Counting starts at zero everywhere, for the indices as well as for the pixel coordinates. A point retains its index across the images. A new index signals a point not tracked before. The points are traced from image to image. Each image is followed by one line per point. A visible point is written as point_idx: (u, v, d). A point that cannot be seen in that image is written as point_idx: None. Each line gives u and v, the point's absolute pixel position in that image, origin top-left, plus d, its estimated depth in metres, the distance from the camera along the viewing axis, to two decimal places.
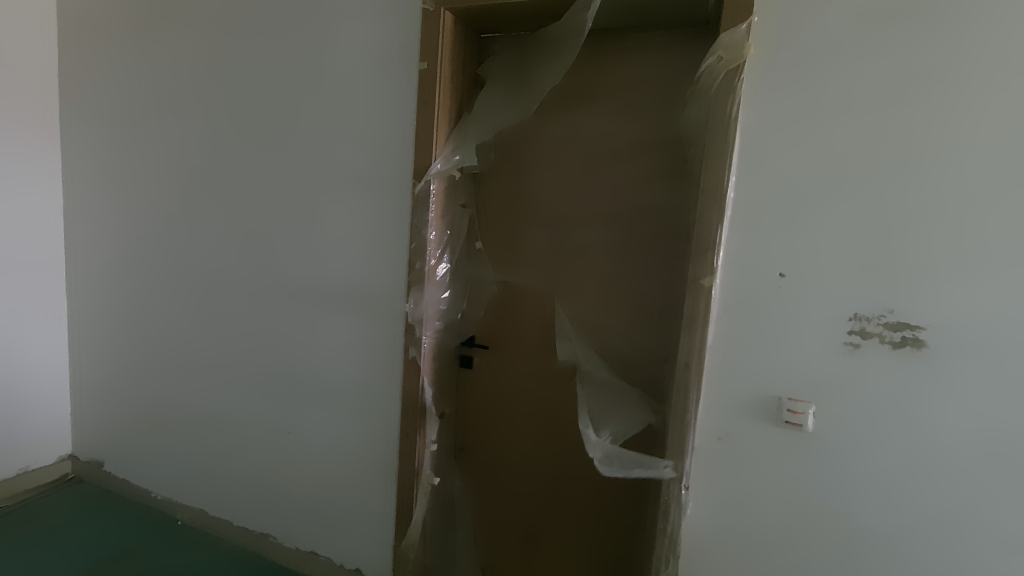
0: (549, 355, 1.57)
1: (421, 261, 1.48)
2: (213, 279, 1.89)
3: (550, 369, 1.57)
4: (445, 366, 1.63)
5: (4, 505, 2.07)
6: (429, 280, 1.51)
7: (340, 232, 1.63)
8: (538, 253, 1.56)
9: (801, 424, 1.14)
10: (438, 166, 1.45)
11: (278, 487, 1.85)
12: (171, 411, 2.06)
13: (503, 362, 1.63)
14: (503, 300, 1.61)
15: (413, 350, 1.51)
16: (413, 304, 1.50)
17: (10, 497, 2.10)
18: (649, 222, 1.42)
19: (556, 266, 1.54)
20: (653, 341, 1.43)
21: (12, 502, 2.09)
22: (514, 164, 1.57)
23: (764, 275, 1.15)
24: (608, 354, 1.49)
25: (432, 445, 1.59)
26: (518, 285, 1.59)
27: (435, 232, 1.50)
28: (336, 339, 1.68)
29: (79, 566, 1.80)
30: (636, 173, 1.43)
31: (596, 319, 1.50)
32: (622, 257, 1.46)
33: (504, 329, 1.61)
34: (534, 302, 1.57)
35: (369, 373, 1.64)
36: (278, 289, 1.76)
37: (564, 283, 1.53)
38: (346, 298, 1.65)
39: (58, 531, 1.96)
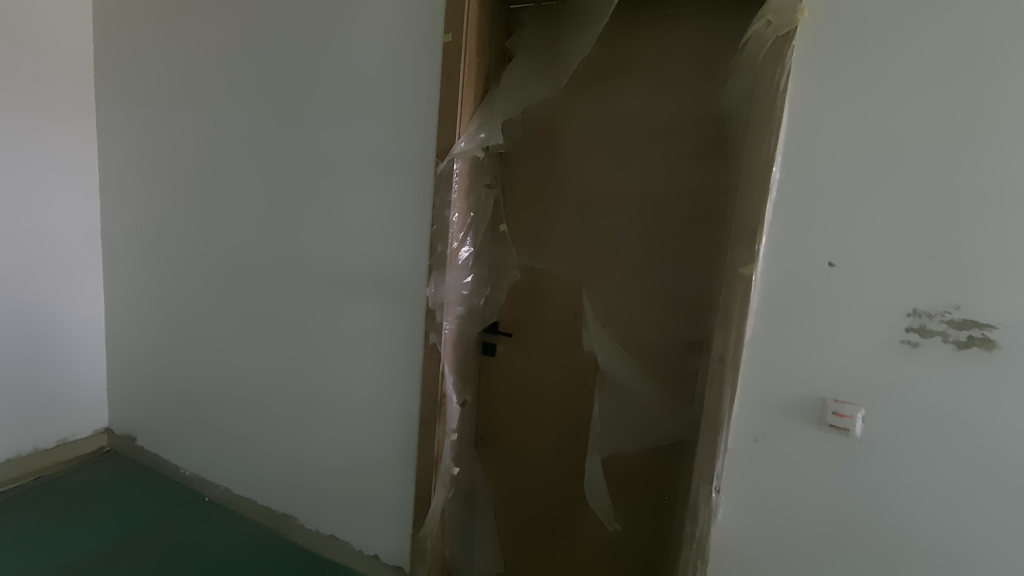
0: (573, 345, 1.50)
1: (443, 243, 1.43)
2: (239, 258, 1.88)
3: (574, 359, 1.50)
4: (468, 353, 1.57)
5: (45, 474, 2.14)
6: (451, 263, 1.45)
7: (364, 213, 1.59)
8: (562, 238, 1.49)
9: (848, 428, 1.04)
10: (461, 145, 1.39)
11: (300, 469, 1.84)
12: (199, 389, 2.08)
13: (526, 349, 1.57)
14: (528, 287, 1.54)
15: (435, 335, 1.46)
16: (434, 287, 1.45)
17: (50, 467, 2.17)
18: (683, 207, 1.33)
19: (582, 253, 1.46)
20: (687, 334, 1.34)
21: (53, 473, 2.16)
22: (542, 145, 1.49)
23: (811, 264, 1.05)
24: (636, 348, 1.41)
25: (453, 434, 1.55)
26: (543, 271, 1.52)
27: (458, 213, 1.43)
28: (359, 323, 1.65)
29: (111, 536, 1.85)
30: (669, 154, 1.34)
31: (624, 308, 1.42)
32: (652, 244, 1.37)
33: (527, 315, 1.55)
34: (558, 289, 1.50)
35: (390, 358, 1.61)
36: (302, 270, 1.74)
37: (590, 271, 1.46)
38: (369, 280, 1.62)
39: (93, 503, 2.02)
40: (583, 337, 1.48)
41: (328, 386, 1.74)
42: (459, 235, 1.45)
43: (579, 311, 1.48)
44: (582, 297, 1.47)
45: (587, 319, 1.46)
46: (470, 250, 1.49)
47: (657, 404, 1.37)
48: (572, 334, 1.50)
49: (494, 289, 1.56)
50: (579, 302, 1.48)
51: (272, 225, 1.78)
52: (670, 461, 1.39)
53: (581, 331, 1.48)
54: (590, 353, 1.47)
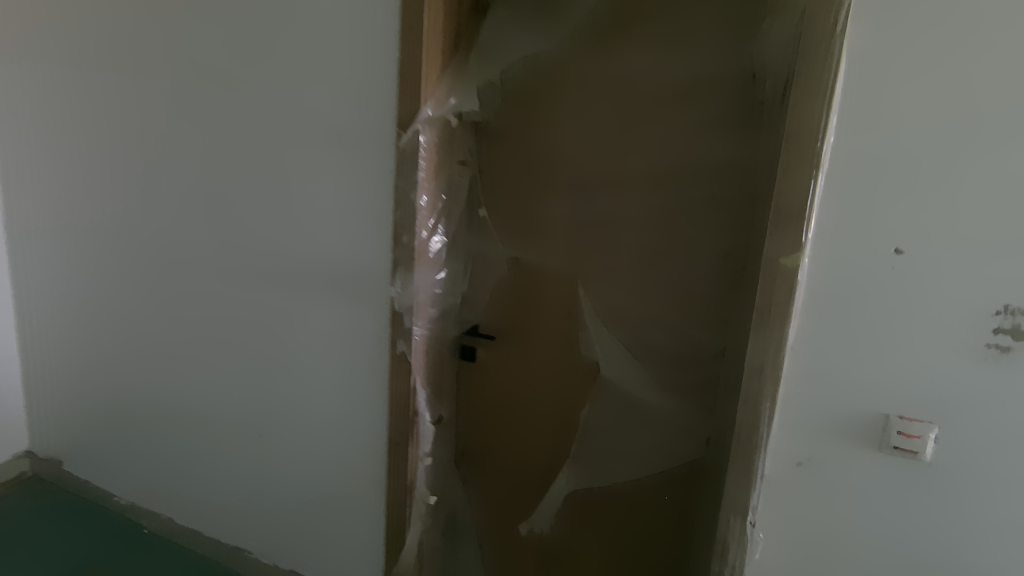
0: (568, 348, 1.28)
1: (410, 234, 1.18)
2: (164, 251, 1.58)
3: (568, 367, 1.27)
4: (443, 361, 1.34)
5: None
6: (421, 258, 1.21)
7: (313, 197, 1.32)
8: (553, 223, 1.25)
9: (917, 451, 0.85)
10: (428, 112, 1.14)
11: (252, 498, 1.59)
12: (127, 406, 1.78)
13: (513, 355, 1.34)
14: (514, 282, 1.31)
15: (403, 342, 1.23)
16: (400, 286, 1.21)
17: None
18: (700, 185, 1.12)
19: (576, 241, 1.24)
20: (706, 335, 1.14)
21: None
22: (526, 112, 1.24)
23: (872, 254, 0.84)
24: (643, 352, 1.20)
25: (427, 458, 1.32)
26: (530, 263, 1.29)
27: (426, 196, 1.19)
28: (313, 328, 1.39)
29: None
30: (681, 121, 1.12)
31: (629, 306, 1.20)
32: (662, 229, 1.16)
33: (513, 315, 1.32)
34: (549, 284, 1.28)
35: (351, 369, 1.35)
36: (242, 267, 1.46)
37: (587, 262, 1.23)
38: (322, 278, 1.35)
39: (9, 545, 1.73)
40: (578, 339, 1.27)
41: (279, 403, 1.48)
42: (429, 222, 1.21)
43: (576, 310, 1.26)
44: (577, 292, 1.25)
45: (585, 319, 1.25)
46: (443, 240, 1.25)
47: (672, 416, 1.18)
48: (567, 336, 1.28)
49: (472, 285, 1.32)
50: (574, 299, 1.26)
51: (201, 214, 1.48)
52: (685, 480, 1.20)
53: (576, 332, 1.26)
54: (588, 358, 1.26)
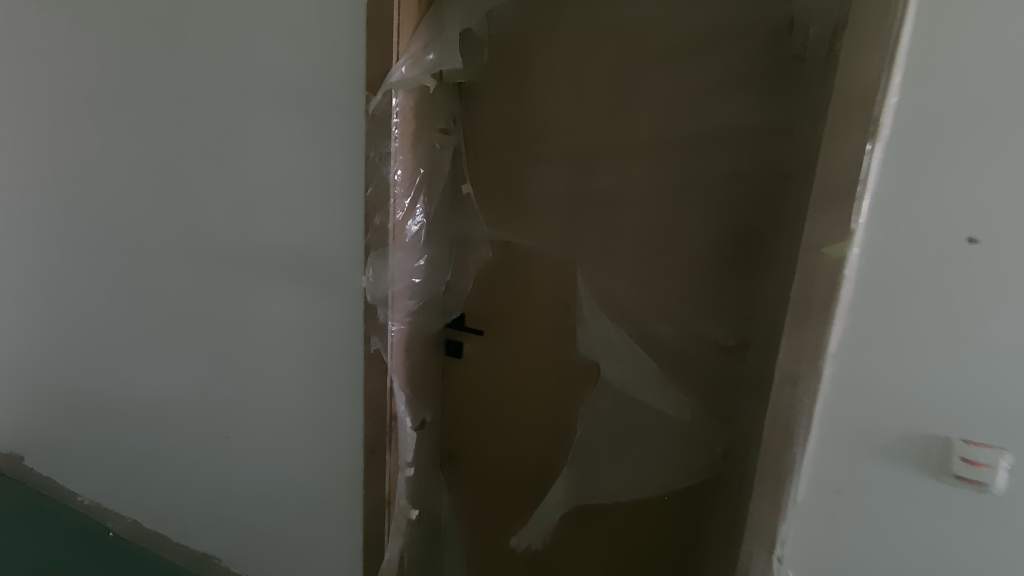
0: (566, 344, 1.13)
1: (382, 215, 1.02)
2: (110, 232, 1.40)
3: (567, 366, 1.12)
4: (426, 358, 1.19)
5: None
6: (398, 242, 1.05)
7: (274, 171, 1.15)
8: (548, 202, 1.09)
9: (986, 482, 0.69)
10: (402, 70, 0.96)
11: (222, 502, 1.46)
12: (85, 402, 1.63)
13: (503, 350, 1.20)
14: (504, 268, 1.15)
15: (377, 339, 1.08)
16: (373, 274, 1.05)
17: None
18: (722, 158, 0.95)
19: (574, 222, 1.07)
20: (723, 332, 0.99)
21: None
22: (517, 73, 1.07)
23: (939, 243, 0.67)
24: (648, 350, 1.04)
25: (409, 468, 1.17)
26: (522, 247, 1.13)
27: (401, 170, 1.02)
28: (278, 319, 1.23)
29: None
30: (699, 80, 0.94)
31: (634, 298, 1.05)
32: (675, 210, 0.99)
33: (503, 306, 1.17)
34: (543, 272, 1.12)
35: (321, 366, 1.20)
36: (198, 251, 1.30)
37: (587, 247, 1.07)
38: (288, 263, 1.19)
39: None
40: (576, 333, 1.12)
41: (245, 402, 1.34)
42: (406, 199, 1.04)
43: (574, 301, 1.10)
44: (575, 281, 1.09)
45: (583, 311, 1.09)
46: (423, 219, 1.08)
47: (683, 426, 1.02)
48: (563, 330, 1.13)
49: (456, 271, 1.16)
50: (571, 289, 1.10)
51: (150, 190, 1.31)
52: (695, 494, 1.07)
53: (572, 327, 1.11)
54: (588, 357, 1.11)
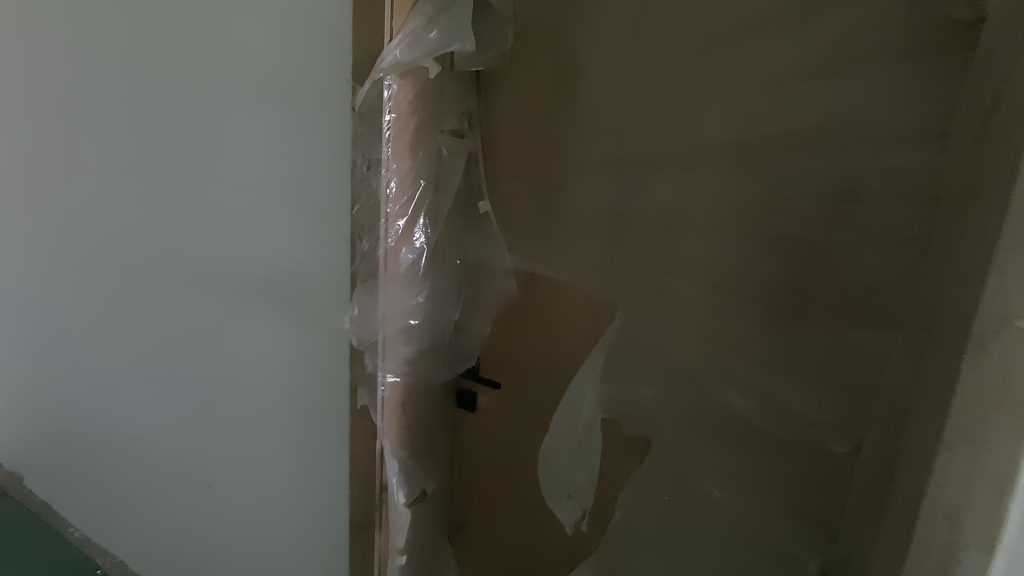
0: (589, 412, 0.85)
1: (371, 241, 0.82)
2: (86, 246, 1.24)
3: (592, 438, 0.86)
4: (429, 416, 0.95)
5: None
6: (390, 276, 0.82)
7: (255, 181, 0.96)
8: (582, 225, 0.84)
9: None
10: (396, 52, 0.75)
11: (198, 555, 1.27)
12: (69, 431, 1.48)
13: (522, 406, 0.96)
14: (527, 306, 0.92)
15: (365, 394, 0.87)
16: (360, 312, 0.84)
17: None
18: (828, 168, 0.67)
19: (616, 254, 0.82)
20: (822, 415, 0.71)
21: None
22: (547, 60, 0.85)
23: None
24: (709, 427, 0.78)
25: (402, 554, 0.94)
26: (549, 282, 0.89)
27: (396, 181, 0.80)
28: (260, 356, 1.04)
29: None
30: (796, 65, 0.68)
31: (694, 356, 0.78)
32: (756, 243, 0.73)
33: (524, 353, 0.93)
34: (575, 316, 0.88)
35: (304, 416, 1.00)
36: (178, 268, 1.12)
37: (632, 286, 0.81)
38: (268, 291, 0.99)
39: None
40: (599, 397, 0.84)
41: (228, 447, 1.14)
42: (402, 215, 0.82)
43: (610, 357, 0.83)
44: (614, 330, 0.83)
45: (623, 369, 0.83)
46: (428, 239, 0.85)
47: (759, 523, 0.77)
48: (591, 395, 0.85)
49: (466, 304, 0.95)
50: (607, 340, 0.84)
51: (126, 198, 1.14)
52: None
53: (604, 389, 0.84)
54: (625, 427, 0.85)
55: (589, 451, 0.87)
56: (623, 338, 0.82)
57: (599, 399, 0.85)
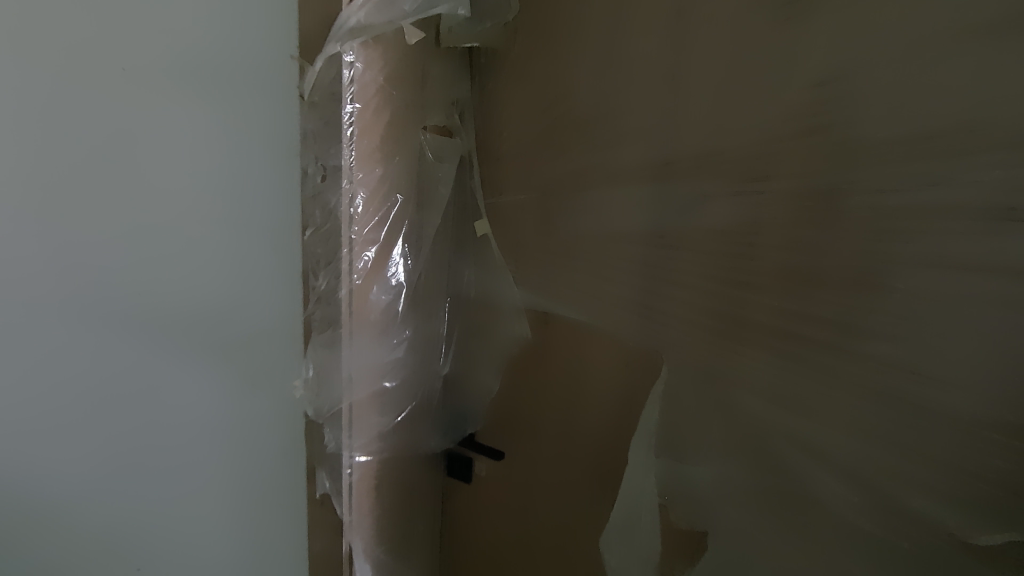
0: (633, 498, 0.66)
1: (327, 277, 0.59)
2: None
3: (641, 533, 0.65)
4: (414, 494, 0.75)
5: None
6: (361, 324, 0.61)
7: (149, 193, 0.66)
8: (615, 254, 0.63)
9: None
10: (359, 18, 0.56)
11: None
12: None
13: (535, 482, 0.74)
14: (540, 355, 0.71)
15: (325, 479, 0.65)
16: (318, 376, 0.61)
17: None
18: (984, 165, 0.41)
19: (660, 295, 0.61)
20: (980, 531, 0.45)
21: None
22: (559, 34, 0.65)
23: None
24: (793, 528, 0.55)
25: None
26: (568, 324, 0.68)
27: (362, 197, 0.59)
28: (158, 443, 0.71)
29: None
30: (969, 10, 0.41)
31: (769, 429, 0.55)
32: (867, 269, 0.48)
33: (535, 414, 0.73)
34: (601, 370, 0.67)
35: (238, 508, 0.76)
36: None
37: (683, 336, 0.60)
38: (184, 338, 0.70)
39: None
40: (639, 473, 0.65)
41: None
42: (373, 240, 0.61)
43: (656, 426, 0.64)
44: (658, 391, 0.63)
45: (671, 442, 0.63)
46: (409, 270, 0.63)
47: None
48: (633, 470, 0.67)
49: (460, 347, 0.75)
50: (648, 407, 0.64)
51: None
52: None
53: (647, 466, 0.65)
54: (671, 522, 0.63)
55: (634, 545, 0.66)
56: (668, 402, 0.63)
57: (638, 478, 0.65)
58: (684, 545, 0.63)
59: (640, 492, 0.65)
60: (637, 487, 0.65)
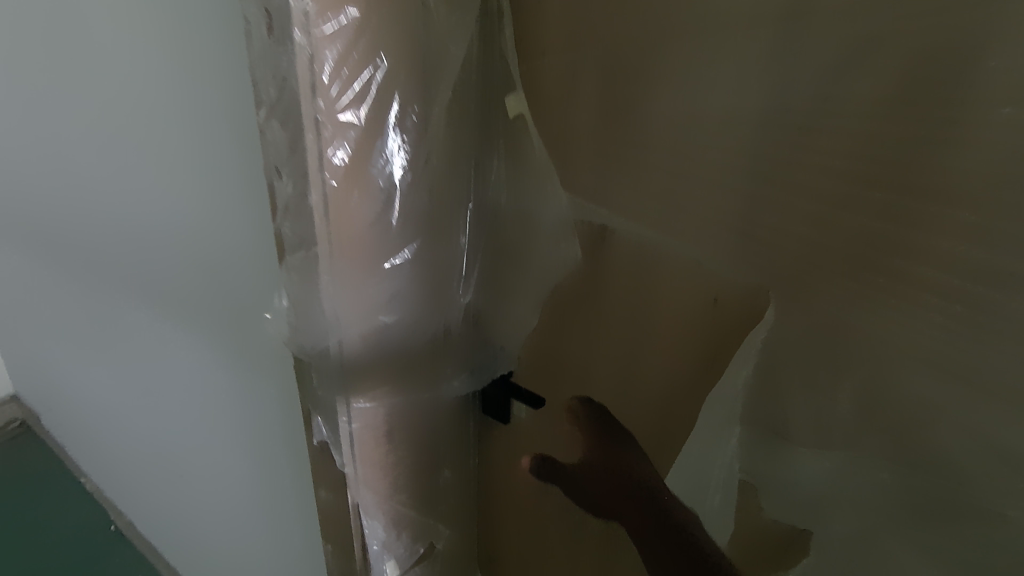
0: (708, 469, 0.51)
1: (289, 176, 0.43)
2: (10, 169, 0.91)
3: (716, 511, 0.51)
4: (433, 437, 0.62)
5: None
6: (345, 234, 0.44)
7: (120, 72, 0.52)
8: (711, 139, 0.42)
9: None
10: None
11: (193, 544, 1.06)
12: (62, 385, 1.29)
13: (577, 435, 0.60)
14: (587, 282, 0.54)
15: (322, 425, 0.54)
16: (299, 301, 0.47)
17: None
18: None
19: (781, 202, 0.40)
20: None
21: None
22: None
23: None
24: (936, 543, 0.40)
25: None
26: (627, 241, 0.50)
27: (331, 59, 0.39)
28: None
29: None
30: None
31: (917, 407, 0.38)
32: None
33: (584, 357, 0.57)
34: (671, 307, 0.49)
35: (265, 459, 0.66)
36: (82, 205, 0.73)
37: (801, 261, 0.41)
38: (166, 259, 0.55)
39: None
40: (715, 441, 0.50)
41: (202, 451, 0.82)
42: (354, 120, 0.42)
43: (748, 384, 0.46)
44: (757, 339, 0.45)
45: (765, 408, 0.46)
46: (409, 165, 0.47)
47: None
48: (701, 434, 0.51)
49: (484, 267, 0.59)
50: (735, 363, 0.47)
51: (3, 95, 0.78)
52: None
53: (729, 435, 0.49)
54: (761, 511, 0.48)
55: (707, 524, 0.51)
56: (771, 356, 0.44)
57: (719, 448, 0.49)
58: (769, 534, 0.48)
59: (717, 462, 0.50)
60: (714, 456, 0.50)
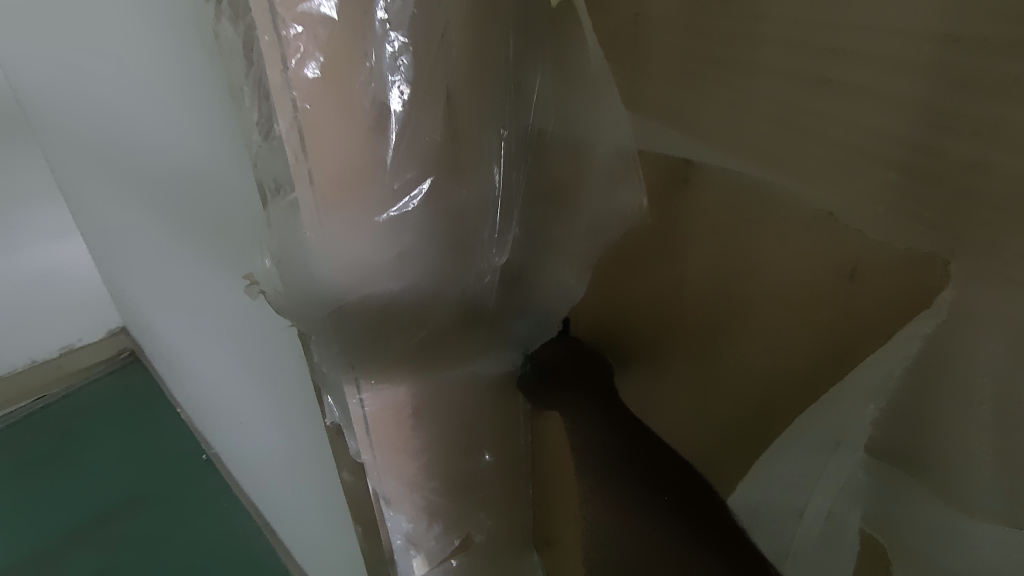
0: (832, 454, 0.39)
1: (253, 94, 0.31)
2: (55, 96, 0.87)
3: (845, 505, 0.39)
4: (473, 411, 0.53)
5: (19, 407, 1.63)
6: (329, 172, 0.33)
7: None
8: (879, 23, 0.27)
9: None
10: None
11: (263, 491, 1.07)
12: (149, 318, 1.33)
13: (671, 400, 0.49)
14: (681, 209, 0.43)
15: (333, 406, 0.44)
16: (281, 264, 0.36)
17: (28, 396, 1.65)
18: None
19: (990, 129, 0.26)
20: None
21: (30, 403, 1.64)
22: None
23: None
24: None
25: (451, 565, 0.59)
26: (727, 187, 0.39)
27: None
28: None
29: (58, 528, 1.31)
30: None
31: None
32: None
33: (659, 326, 0.48)
34: (778, 280, 0.38)
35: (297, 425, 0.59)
36: (116, 135, 0.67)
37: (1009, 221, 0.26)
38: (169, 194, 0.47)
39: (66, 453, 1.50)
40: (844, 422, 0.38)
41: (253, 400, 0.78)
42: (326, 14, 0.30)
43: (889, 375, 0.34)
44: (917, 330, 0.32)
45: (908, 403, 0.34)
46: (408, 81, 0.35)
47: None
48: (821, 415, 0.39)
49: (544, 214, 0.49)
50: (866, 364, 0.35)
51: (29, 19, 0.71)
52: None
53: (843, 440, 0.38)
54: (893, 533, 0.37)
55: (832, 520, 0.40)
56: (929, 356, 0.32)
57: (827, 455, 0.39)
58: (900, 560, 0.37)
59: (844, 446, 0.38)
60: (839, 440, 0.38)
